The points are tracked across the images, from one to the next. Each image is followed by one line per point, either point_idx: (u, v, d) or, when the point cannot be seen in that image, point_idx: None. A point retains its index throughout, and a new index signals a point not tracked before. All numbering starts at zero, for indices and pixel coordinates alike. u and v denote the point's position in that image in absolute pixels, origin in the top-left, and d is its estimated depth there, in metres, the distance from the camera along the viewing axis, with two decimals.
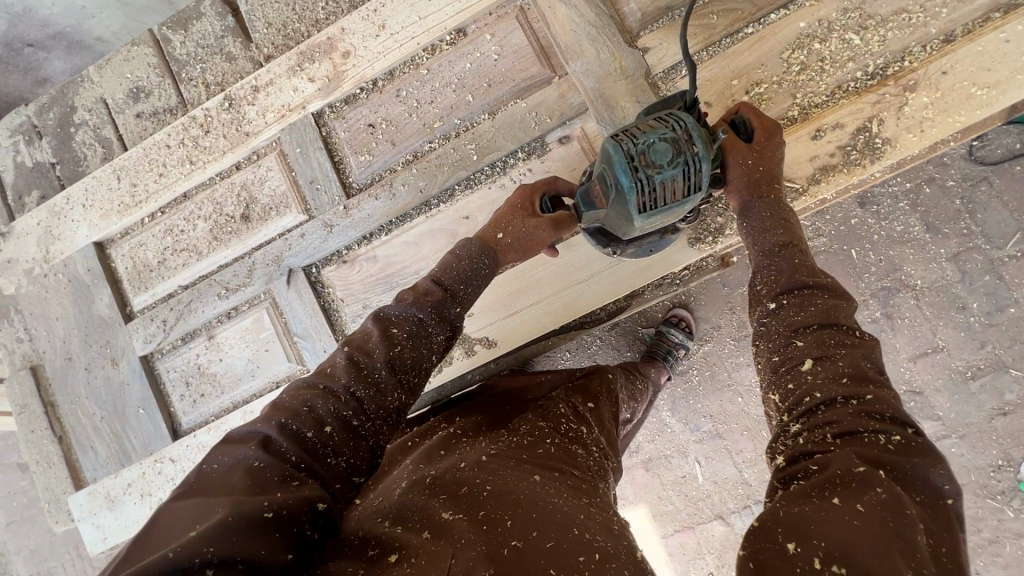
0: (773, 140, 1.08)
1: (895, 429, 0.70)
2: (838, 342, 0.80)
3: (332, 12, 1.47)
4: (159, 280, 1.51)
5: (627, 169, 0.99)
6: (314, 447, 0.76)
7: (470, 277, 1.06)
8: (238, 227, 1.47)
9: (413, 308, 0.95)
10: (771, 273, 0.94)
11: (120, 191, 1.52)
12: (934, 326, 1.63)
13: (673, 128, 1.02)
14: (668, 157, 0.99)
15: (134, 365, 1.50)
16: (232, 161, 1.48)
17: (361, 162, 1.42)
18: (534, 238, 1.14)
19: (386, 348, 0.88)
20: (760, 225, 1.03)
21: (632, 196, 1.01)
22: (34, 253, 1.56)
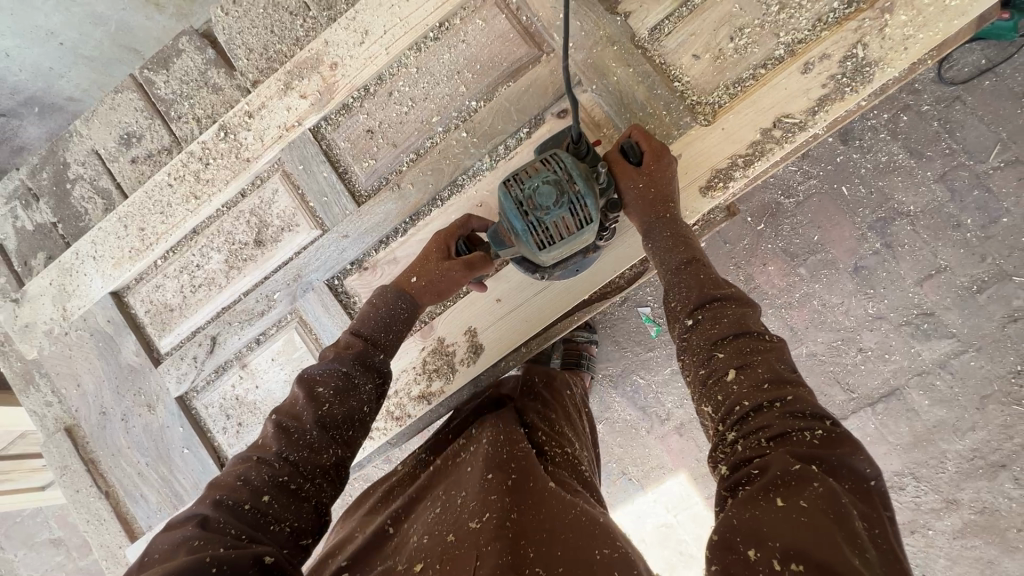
0: (661, 162, 1.20)
1: (817, 424, 0.83)
2: (751, 350, 0.93)
3: (314, 28, 1.49)
4: (181, 320, 1.51)
5: (518, 216, 1.10)
6: (253, 517, 0.89)
7: (391, 326, 1.18)
8: (253, 253, 1.47)
9: (335, 362, 1.07)
10: (682, 290, 1.07)
11: (129, 236, 1.52)
12: (933, 247, 1.67)
13: (556, 170, 1.11)
14: (553, 199, 1.09)
15: (171, 406, 1.50)
16: (237, 189, 1.48)
17: (365, 169, 1.43)
18: (452, 279, 1.24)
19: (314, 408, 1.01)
20: (667, 244, 1.15)
21: (528, 237, 1.12)
22: (50, 313, 1.55)
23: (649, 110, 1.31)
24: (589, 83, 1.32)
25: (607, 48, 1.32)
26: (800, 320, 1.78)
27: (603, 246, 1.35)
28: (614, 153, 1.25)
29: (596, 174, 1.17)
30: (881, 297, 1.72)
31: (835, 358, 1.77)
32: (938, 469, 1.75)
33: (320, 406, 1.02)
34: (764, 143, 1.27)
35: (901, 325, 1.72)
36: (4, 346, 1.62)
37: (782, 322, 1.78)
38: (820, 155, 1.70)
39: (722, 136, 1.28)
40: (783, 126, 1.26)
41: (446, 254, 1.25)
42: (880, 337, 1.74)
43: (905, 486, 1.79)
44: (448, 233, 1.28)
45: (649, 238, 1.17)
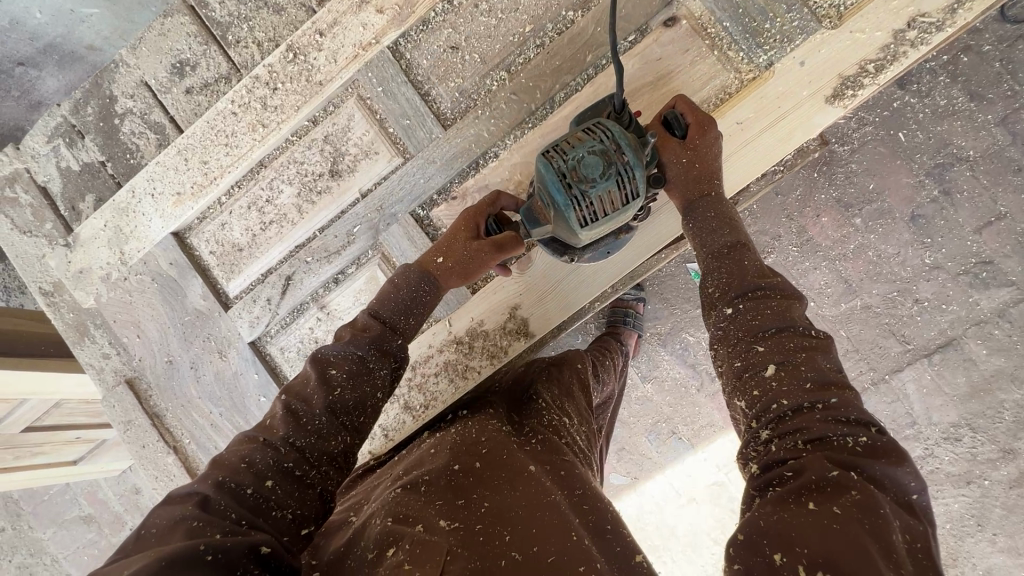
0: (708, 136, 1.09)
1: (860, 431, 0.75)
2: (797, 346, 0.84)
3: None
4: (251, 259, 1.40)
5: (560, 188, 1.00)
6: (255, 502, 0.78)
7: (411, 307, 1.07)
8: (328, 184, 1.36)
9: (351, 345, 0.97)
10: (718, 277, 0.97)
11: (190, 170, 1.41)
12: (993, 193, 1.59)
13: (602, 139, 1.02)
14: (600, 170, 0.99)
15: (245, 352, 1.40)
16: (307, 116, 1.37)
17: (450, 89, 1.32)
18: (480, 262, 1.13)
19: (325, 393, 0.91)
20: (707, 225, 1.04)
21: (570, 212, 1.01)
22: (107, 257, 1.44)
23: (769, 15, 1.21)
24: None
25: None
26: (855, 272, 1.69)
27: (636, 227, 1.28)
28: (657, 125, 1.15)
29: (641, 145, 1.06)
30: (939, 247, 1.64)
31: (891, 311, 1.69)
32: (995, 419, 1.68)
33: (332, 391, 0.92)
34: (897, 46, 1.16)
35: (958, 276, 1.64)
36: (54, 296, 1.51)
37: (837, 275, 1.70)
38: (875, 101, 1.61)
39: (850, 39, 1.17)
40: (919, 26, 1.15)
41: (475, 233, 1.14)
42: (937, 289, 1.65)
43: (961, 437, 1.72)
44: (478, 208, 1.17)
45: (688, 220, 1.06)
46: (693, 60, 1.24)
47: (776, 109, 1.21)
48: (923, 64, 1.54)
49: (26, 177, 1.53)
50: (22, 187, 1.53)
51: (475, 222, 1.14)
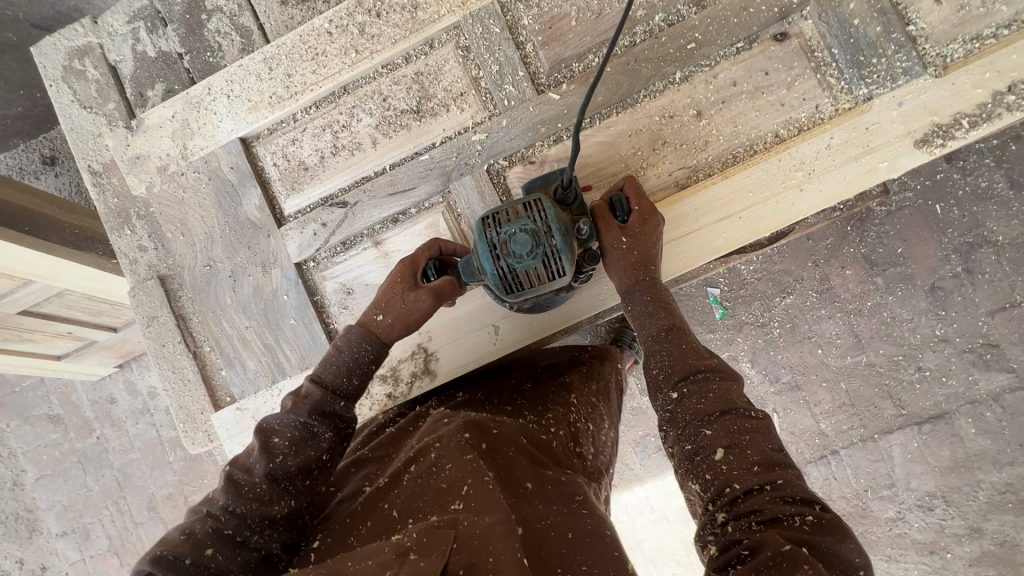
0: (647, 224, 1.15)
1: (807, 510, 0.83)
2: (739, 429, 0.92)
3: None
4: (315, 180, 1.38)
5: (489, 259, 1.05)
6: (194, 570, 0.85)
7: (356, 369, 1.06)
8: (411, 122, 1.36)
9: (290, 412, 0.99)
10: (662, 360, 1.04)
11: (273, 80, 1.38)
12: (1011, 281, 1.64)
13: (535, 218, 1.05)
14: (528, 248, 1.03)
15: (289, 273, 1.38)
16: (401, 52, 1.36)
17: (550, 56, 1.32)
18: (419, 311, 1.12)
19: (266, 461, 0.95)
20: (644, 310, 1.11)
21: (495, 280, 1.07)
22: (169, 148, 1.41)
23: (878, 50, 1.23)
24: (818, 9, 1.24)
25: None
26: (866, 329, 1.72)
27: (576, 287, 1.27)
28: (603, 204, 1.20)
29: (576, 227, 1.10)
30: (950, 321, 1.68)
31: (893, 373, 1.72)
32: (970, 496, 1.68)
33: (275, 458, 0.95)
34: (993, 107, 1.19)
35: (963, 352, 1.67)
36: (103, 178, 1.48)
37: (848, 328, 1.73)
38: (919, 170, 1.66)
39: (949, 92, 1.20)
40: (1018, 92, 1.18)
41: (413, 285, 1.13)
42: (940, 360, 1.69)
43: (934, 507, 1.72)
44: (415, 258, 1.15)
45: (627, 304, 1.13)
46: (795, 76, 1.26)
47: (868, 141, 1.23)
48: (971, 143, 1.61)
49: (98, 52, 1.50)
50: (92, 62, 1.50)
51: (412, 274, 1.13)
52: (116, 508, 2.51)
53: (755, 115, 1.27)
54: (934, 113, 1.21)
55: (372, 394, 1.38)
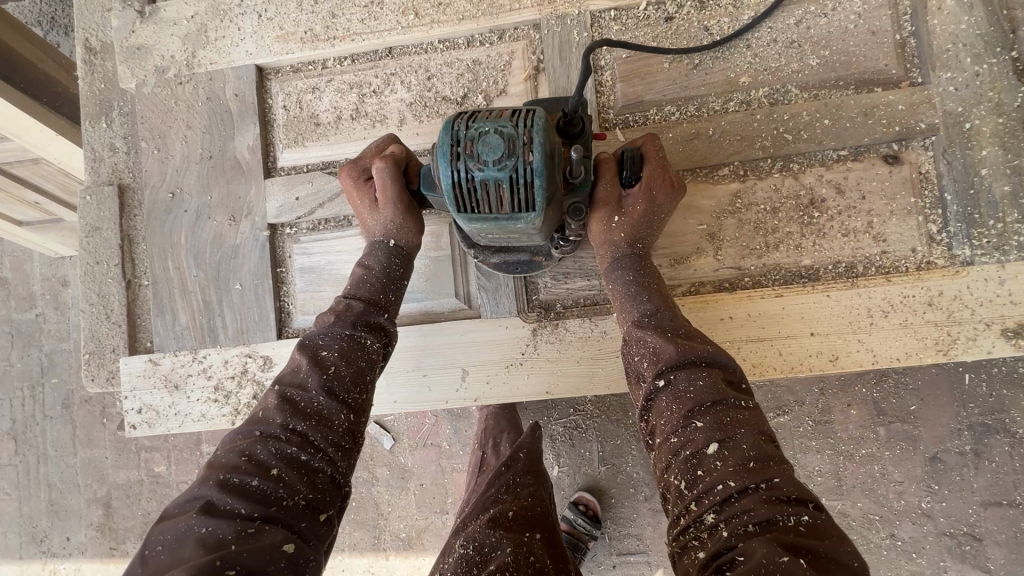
0: (651, 193, 1.00)
1: (802, 509, 0.72)
2: (733, 422, 0.81)
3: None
4: (322, 140, 1.19)
5: (443, 157, 0.78)
6: (261, 495, 0.79)
7: (387, 284, 1.05)
8: (449, 112, 1.17)
9: (336, 326, 0.98)
10: (646, 348, 0.92)
11: (314, 14, 1.19)
12: (1016, 479, 1.45)
13: (518, 124, 0.78)
14: (496, 155, 0.77)
15: (259, 233, 1.19)
16: (465, 33, 1.17)
17: (627, 92, 1.13)
18: (407, 227, 1.05)
19: (319, 373, 0.93)
20: (628, 290, 1.00)
21: (446, 189, 0.80)
22: (175, 50, 1.22)
23: (1000, 213, 1.04)
24: (946, 143, 1.05)
25: (991, 116, 1.05)
26: (851, 476, 1.51)
27: (558, 255, 1.08)
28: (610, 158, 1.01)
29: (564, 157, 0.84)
30: (940, 498, 1.48)
31: (863, 531, 1.51)
32: None
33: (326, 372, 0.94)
34: None
35: (942, 535, 1.48)
36: (95, 57, 1.31)
37: (834, 469, 1.52)
38: None
39: None
40: None
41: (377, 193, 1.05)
42: (916, 534, 1.49)
43: None
44: (361, 166, 1.07)
45: (612, 285, 1.02)
46: (893, 210, 1.07)
47: (954, 310, 1.04)
48: None
49: None
50: None
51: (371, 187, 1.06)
52: (29, 393, 2.29)
53: (833, 237, 1.08)
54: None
55: None
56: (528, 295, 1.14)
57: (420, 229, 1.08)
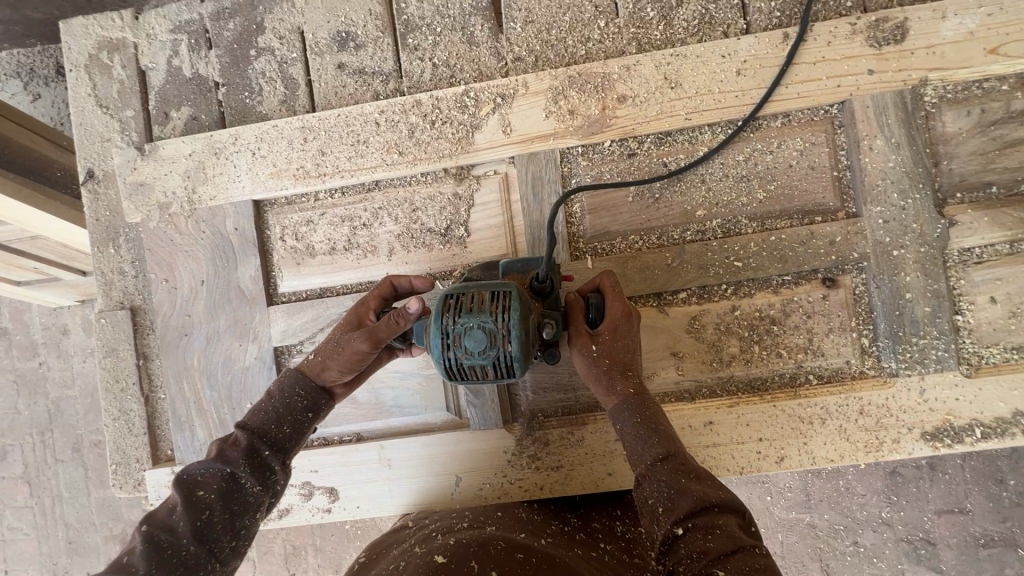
0: (621, 326, 1.07)
1: None
2: (756, 568, 0.77)
3: (636, 42, 1.28)
4: (320, 268, 1.31)
5: (437, 345, 0.94)
6: None
7: (284, 414, 1.07)
8: (434, 242, 1.28)
9: (218, 464, 0.98)
10: (661, 493, 0.93)
11: (304, 152, 1.29)
12: (967, 488, 1.64)
13: (497, 316, 0.93)
14: (480, 347, 0.92)
15: (265, 355, 1.31)
16: (445, 168, 1.27)
17: (595, 223, 1.25)
18: (334, 366, 1.09)
19: (190, 517, 0.92)
20: (634, 432, 1.00)
21: (441, 367, 0.96)
22: (176, 186, 1.31)
23: (920, 331, 1.18)
24: (876, 269, 1.19)
25: (914, 246, 1.18)
26: (819, 491, 1.71)
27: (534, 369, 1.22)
28: (577, 303, 1.11)
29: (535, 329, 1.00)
30: (899, 508, 1.67)
31: (829, 538, 1.69)
32: None
33: (200, 513, 0.93)
34: (1010, 425, 1.17)
35: (901, 540, 1.67)
36: (99, 185, 1.39)
37: (803, 485, 1.71)
38: None
39: (973, 396, 1.17)
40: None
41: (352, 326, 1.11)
42: (877, 541, 1.67)
43: None
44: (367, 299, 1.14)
45: (618, 426, 1.02)
46: (831, 328, 1.21)
47: (881, 416, 1.19)
48: None
49: (130, 52, 1.39)
50: (121, 60, 1.39)
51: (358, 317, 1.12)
52: (39, 438, 2.35)
53: (779, 353, 1.22)
54: (949, 402, 1.18)
55: (314, 502, 1.30)
56: (511, 406, 1.29)
57: (343, 373, 1.10)
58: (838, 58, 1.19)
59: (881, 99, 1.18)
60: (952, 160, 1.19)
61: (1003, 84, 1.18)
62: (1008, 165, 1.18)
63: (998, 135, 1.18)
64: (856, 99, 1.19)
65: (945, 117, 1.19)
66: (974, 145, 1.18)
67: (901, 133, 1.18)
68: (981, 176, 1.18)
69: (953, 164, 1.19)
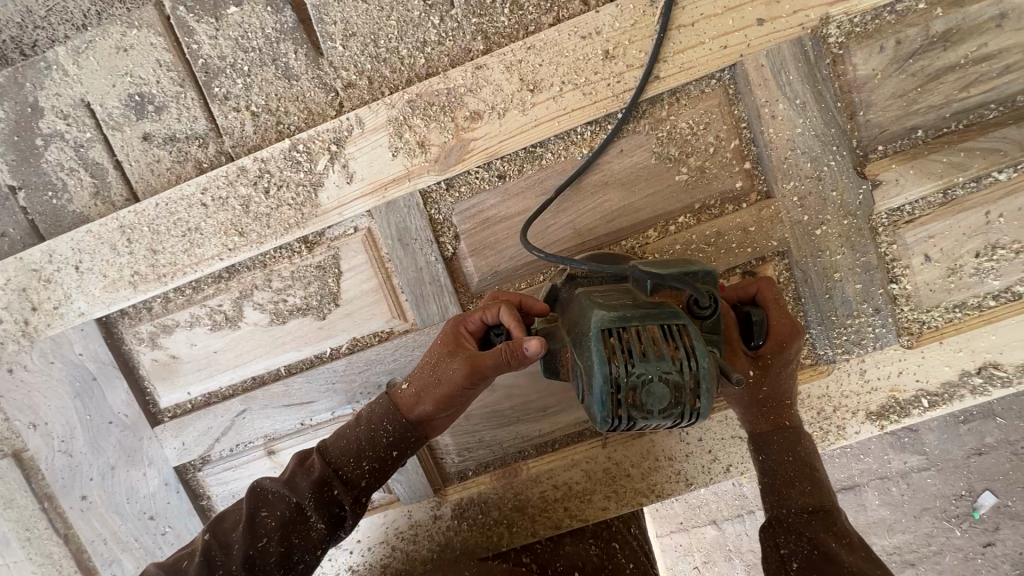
0: (783, 356, 0.95)
1: None
2: None
3: (482, 34, 1.05)
4: (193, 377, 1.17)
5: (604, 404, 0.71)
6: None
7: (367, 449, 0.90)
8: (310, 322, 1.13)
9: (288, 490, 0.87)
10: (800, 546, 0.86)
11: (133, 255, 1.10)
12: None
13: (683, 364, 0.72)
14: (663, 405, 0.71)
15: (168, 476, 1.20)
16: (297, 238, 1.09)
17: (481, 266, 1.09)
18: (426, 396, 0.90)
19: (247, 544, 0.84)
20: (783, 476, 0.93)
21: (602, 426, 0.74)
22: (7, 323, 1.14)
23: (854, 312, 1.07)
24: (798, 255, 1.05)
25: (836, 220, 1.04)
26: None
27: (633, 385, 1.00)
28: (733, 325, 0.98)
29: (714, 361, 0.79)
30: None
31: None
32: None
33: (257, 539, 0.84)
34: (958, 388, 1.08)
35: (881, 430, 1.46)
36: None
37: None
38: None
39: (915, 367, 1.08)
40: (972, 383, 1.08)
41: (452, 348, 0.91)
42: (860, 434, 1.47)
43: None
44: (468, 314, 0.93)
45: (764, 465, 0.96)
46: None
47: (822, 407, 1.11)
48: None
49: None
50: None
51: (460, 335, 0.92)
52: None
53: None
54: (890, 381, 1.09)
55: None
56: (442, 471, 1.21)
57: (436, 408, 0.90)
58: (720, 12, 0.98)
59: (777, 54, 0.98)
60: (869, 108, 1.01)
61: (917, 3, 0.97)
62: (934, 102, 1.00)
63: (919, 68, 0.99)
64: (748, 59, 0.99)
65: (856, 58, 0.99)
66: (894, 85, 1.00)
67: (806, 89, 0.99)
68: (904, 122, 1.01)
69: (872, 113, 1.01)
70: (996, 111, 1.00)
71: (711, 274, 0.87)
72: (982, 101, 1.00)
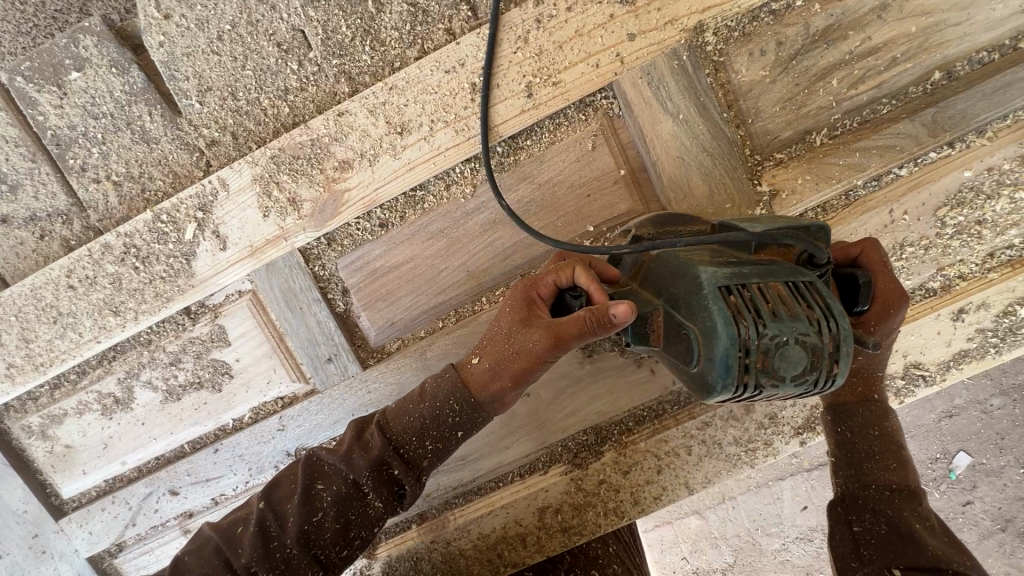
0: (887, 327, 0.74)
1: None
2: None
3: (346, 75, 0.98)
4: (92, 465, 1.11)
5: (729, 371, 0.62)
6: None
7: (429, 427, 0.81)
8: (206, 396, 1.07)
9: (349, 463, 0.78)
10: (878, 525, 0.69)
11: (8, 347, 1.04)
12: None
13: (819, 324, 0.64)
14: (798, 371, 0.63)
15: (82, 569, 1.13)
16: (178, 310, 1.02)
17: (376, 319, 1.03)
18: (501, 371, 0.81)
19: (302, 516, 0.76)
20: (863, 453, 0.75)
21: (721, 396, 0.65)
22: None
23: None
24: None
25: None
26: None
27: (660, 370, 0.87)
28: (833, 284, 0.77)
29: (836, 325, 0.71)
30: None
31: None
32: None
33: (313, 513, 0.77)
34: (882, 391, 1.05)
35: None
36: None
37: None
38: None
39: None
40: (896, 386, 1.05)
41: (527, 316, 0.81)
42: None
43: None
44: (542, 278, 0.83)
45: (845, 437, 0.77)
46: None
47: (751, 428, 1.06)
48: None
49: None
50: None
51: (537, 299, 0.81)
52: None
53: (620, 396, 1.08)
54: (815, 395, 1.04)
55: None
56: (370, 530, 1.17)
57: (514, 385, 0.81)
58: (590, 29, 0.92)
59: (652, 68, 0.93)
60: (755, 115, 0.96)
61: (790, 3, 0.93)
62: (823, 103, 0.95)
63: (802, 68, 0.94)
64: (624, 76, 0.93)
65: (735, 65, 0.95)
66: (779, 90, 0.95)
67: (688, 102, 0.94)
68: (795, 126, 0.96)
69: (759, 120, 0.96)
70: (890, 104, 0.94)
71: (826, 229, 0.73)
72: (873, 97, 0.94)
